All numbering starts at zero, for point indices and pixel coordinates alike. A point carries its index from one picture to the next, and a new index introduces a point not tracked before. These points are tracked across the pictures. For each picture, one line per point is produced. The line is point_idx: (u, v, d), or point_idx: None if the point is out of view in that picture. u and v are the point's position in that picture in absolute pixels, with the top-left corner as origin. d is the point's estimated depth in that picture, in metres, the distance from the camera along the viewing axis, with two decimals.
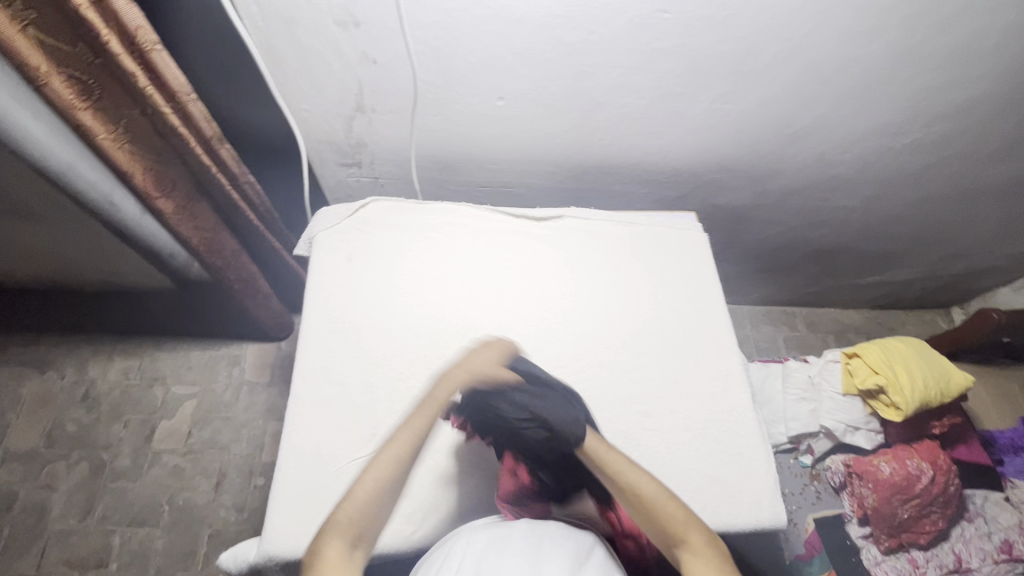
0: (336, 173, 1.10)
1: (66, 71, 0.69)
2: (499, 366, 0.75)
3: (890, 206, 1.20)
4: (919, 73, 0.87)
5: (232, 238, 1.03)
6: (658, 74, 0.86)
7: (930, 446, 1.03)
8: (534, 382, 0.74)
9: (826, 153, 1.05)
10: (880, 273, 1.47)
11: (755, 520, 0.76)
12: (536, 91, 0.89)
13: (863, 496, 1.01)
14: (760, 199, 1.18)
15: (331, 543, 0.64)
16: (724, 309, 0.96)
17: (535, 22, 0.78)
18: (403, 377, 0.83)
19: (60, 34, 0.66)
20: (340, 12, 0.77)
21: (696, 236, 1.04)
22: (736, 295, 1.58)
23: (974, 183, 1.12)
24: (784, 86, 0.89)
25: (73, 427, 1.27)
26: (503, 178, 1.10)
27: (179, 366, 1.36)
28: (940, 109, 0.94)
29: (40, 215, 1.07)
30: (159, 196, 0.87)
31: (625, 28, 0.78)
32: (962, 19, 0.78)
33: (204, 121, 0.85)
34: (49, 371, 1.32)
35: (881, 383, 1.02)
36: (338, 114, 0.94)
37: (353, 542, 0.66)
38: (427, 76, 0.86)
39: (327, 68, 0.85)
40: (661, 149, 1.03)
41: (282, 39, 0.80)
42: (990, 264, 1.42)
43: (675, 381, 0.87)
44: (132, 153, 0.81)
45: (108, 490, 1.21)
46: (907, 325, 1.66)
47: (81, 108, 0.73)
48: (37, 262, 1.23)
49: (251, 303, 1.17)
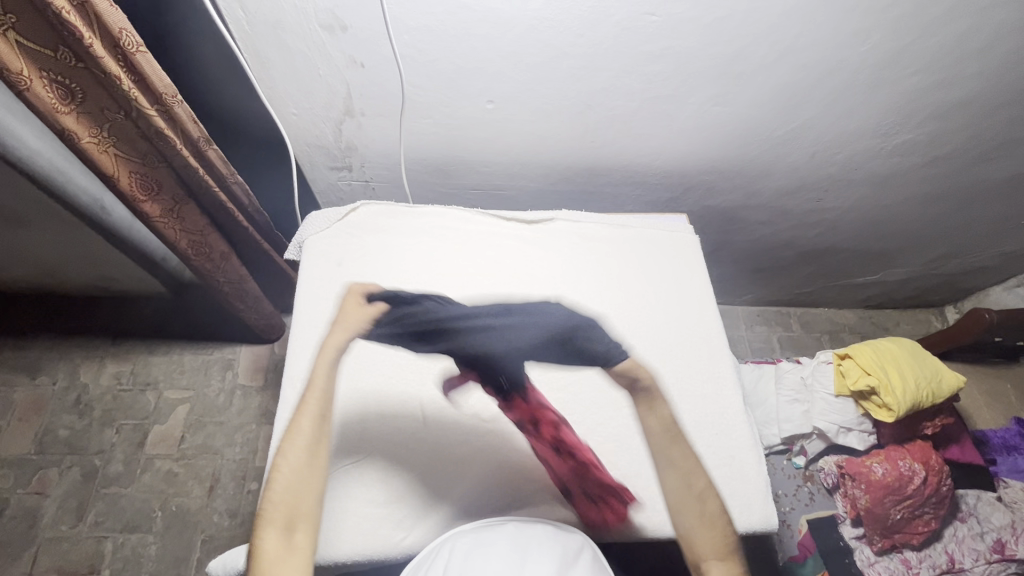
0: (327, 176, 1.10)
1: (48, 76, 0.70)
2: (367, 308, 0.87)
3: (882, 207, 1.20)
4: (907, 74, 0.87)
5: (221, 241, 1.03)
6: (647, 77, 0.86)
7: (922, 447, 1.03)
8: (405, 300, 0.88)
9: (817, 155, 1.05)
10: (873, 273, 1.47)
11: (747, 524, 0.77)
12: (526, 94, 0.89)
13: (856, 497, 1.00)
14: (752, 200, 1.18)
15: (270, 536, 0.68)
16: (716, 311, 0.96)
17: (523, 25, 0.78)
18: (361, 371, 0.81)
19: (41, 39, 0.66)
20: (327, 16, 0.76)
21: (685, 238, 1.05)
22: (730, 296, 1.59)
23: (964, 183, 1.12)
24: (773, 87, 0.89)
25: (65, 433, 1.26)
26: (495, 180, 1.10)
27: (171, 371, 1.35)
28: (929, 109, 0.94)
29: (30, 220, 1.06)
30: (145, 200, 0.88)
31: (613, 31, 0.78)
32: (948, 20, 0.78)
33: (191, 122, 0.83)
34: (41, 376, 1.31)
35: (872, 384, 1.02)
36: (327, 118, 0.94)
37: (290, 527, 0.69)
38: (415, 80, 0.86)
39: (315, 71, 0.85)
40: (652, 152, 1.03)
41: (269, 43, 0.81)
42: (982, 264, 1.43)
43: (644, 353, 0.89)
44: (116, 157, 0.82)
45: (101, 496, 1.21)
46: (901, 325, 1.66)
47: (65, 113, 0.73)
48: (27, 266, 1.23)
49: (241, 305, 1.17)
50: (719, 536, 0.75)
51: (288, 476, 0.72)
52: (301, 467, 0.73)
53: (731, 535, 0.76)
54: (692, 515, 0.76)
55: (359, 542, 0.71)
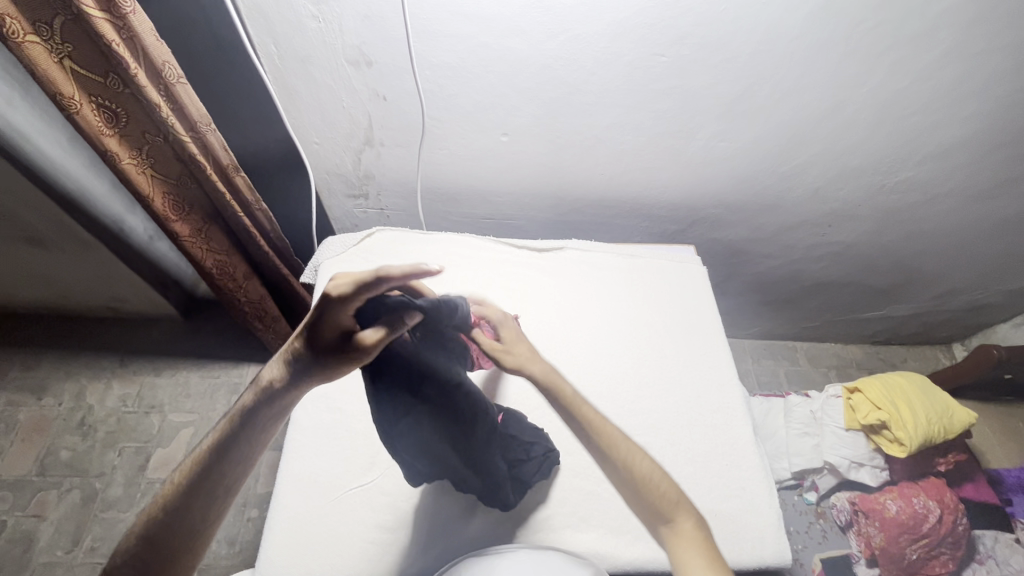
0: (344, 204, 1.15)
1: (96, 101, 0.74)
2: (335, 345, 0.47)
3: (884, 242, 1.22)
4: (907, 115, 0.90)
5: (243, 263, 1.07)
6: (656, 113, 0.90)
7: (936, 484, 1.02)
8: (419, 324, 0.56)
9: (820, 191, 1.08)
10: (878, 308, 1.48)
11: (759, 558, 0.75)
12: (537, 129, 0.93)
13: (870, 535, 0.98)
14: (758, 233, 1.20)
15: None
16: (724, 340, 0.98)
17: (537, 64, 0.82)
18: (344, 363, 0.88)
19: (92, 66, 0.70)
20: (354, 52, 0.81)
21: (694, 268, 1.07)
22: (735, 328, 1.60)
23: (966, 223, 1.14)
24: (777, 125, 0.93)
25: (67, 455, 1.24)
26: (506, 210, 1.13)
27: (177, 394, 1.35)
28: (929, 148, 0.96)
29: (51, 241, 1.09)
30: (175, 219, 0.91)
31: (625, 70, 0.82)
32: (943, 66, 0.81)
33: (222, 149, 0.86)
34: (47, 397, 1.30)
35: (883, 418, 1.02)
36: (347, 148, 0.99)
37: None
38: (433, 113, 0.91)
39: (340, 103, 0.90)
40: (659, 187, 1.07)
41: (297, 75, 0.85)
42: (988, 301, 1.43)
43: (545, 444, 0.79)
44: (152, 177, 0.85)
45: (99, 521, 1.18)
46: (909, 361, 1.66)
47: (109, 135, 0.77)
48: (46, 286, 1.25)
49: (260, 325, 1.20)
50: (687, 505, 0.63)
51: (152, 543, 0.50)
52: (178, 531, 0.51)
53: (678, 504, 0.63)
54: (643, 467, 0.64)
55: (366, 568, 0.70)
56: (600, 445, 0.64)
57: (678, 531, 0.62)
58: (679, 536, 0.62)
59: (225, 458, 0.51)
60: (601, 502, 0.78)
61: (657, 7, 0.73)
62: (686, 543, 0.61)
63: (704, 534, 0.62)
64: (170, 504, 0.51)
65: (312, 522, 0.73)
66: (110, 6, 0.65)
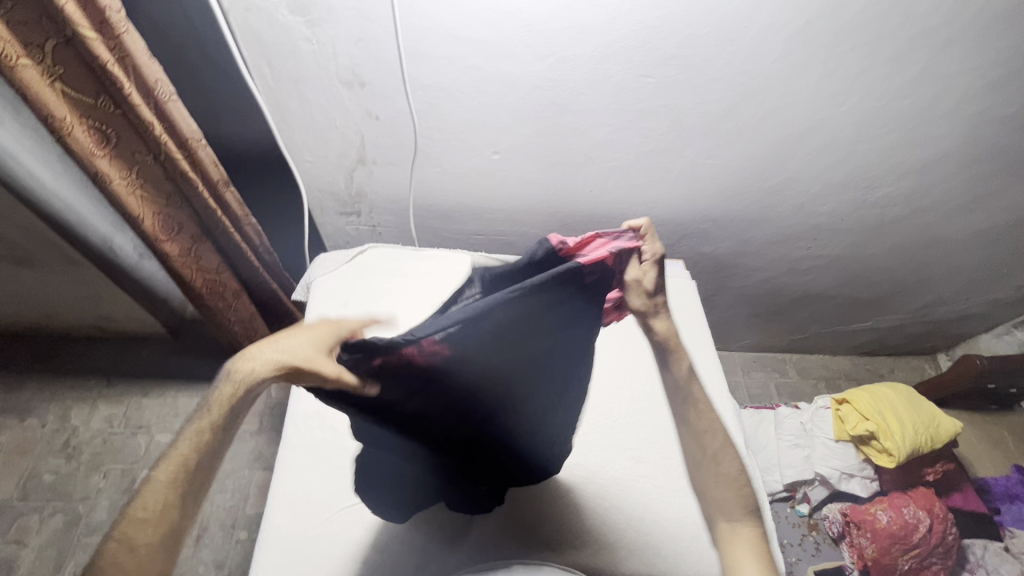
0: (336, 221, 1.15)
1: (88, 122, 0.74)
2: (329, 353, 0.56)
3: (868, 255, 1.25)
4: (885, 133, 0.93)
5: (232, 281, 1.07)
6: (644, 132, 0.92)
7: (925, 494, 1.03)
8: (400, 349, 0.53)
9: (805, 206, 1.10)
10: (864, 319, 1.51)
11: None
12: (528, 146, 0.95)
13: (862, 547, 0.98)
14: (746, 247, 1.23)
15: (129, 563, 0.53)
16: (714, 354, 0.99)
17: (528, 84, 0.84)
18: None
19: (83, 88, 0.71)
20: (347, 73, 0.83)
21: (683, 283, 1.09)
22: (726, 340, 1.61)
23: (946, 235, 1.18)
24: (760, 143, 0.95)
25: (50, 478, 1.21)
26: (498, 227, 1.15)
27: (165, 414, 1.33)
28: (908, 164, 0.99)
29: (38, 260, 1.08)
30: (166, 239, 0.90)
31: (613, 90, 0.84)
32: (917, 85, 0.85)
33: (213, 166, 0.87)
34: (31, 419, 1.27)
35: (871, 430, 1.03)
36: (340, 166, 1.00)
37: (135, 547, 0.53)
38: (425, 132, 0.92)
39: (333, 123, 0.91)
40: (648, 203, 1.08)
41: (291, 95, 0.86)
42: (970, 312, 1.46)
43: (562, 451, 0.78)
44: (143, 197, 0.85)
45: (82, 546, 1.15)
46: (896, 372, 1.68)
47: (99, 156, 0.77)
48: (31, 306, 1.23)
49: (249, 344, 1.19)
50: (756, 519, 0.74)
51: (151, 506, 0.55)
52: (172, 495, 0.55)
53: (750, 513, 0.74)
54: (728, 475, 0.77)
55: None
56: (699, 429, 0.81)
57: (738, 535, 0.73)
58: (739, 538, 0.73)
59: (220, 432, 0.57)
60: (596, 517, 0.78)
61: (643, 31, 0.76)
62: (740, 545, 0.72)
63: (763, 543, 0.72)
64: (170, 471, 0.56)
65: (304, 544, 0.72)
66: (104, 27, 0.66)
